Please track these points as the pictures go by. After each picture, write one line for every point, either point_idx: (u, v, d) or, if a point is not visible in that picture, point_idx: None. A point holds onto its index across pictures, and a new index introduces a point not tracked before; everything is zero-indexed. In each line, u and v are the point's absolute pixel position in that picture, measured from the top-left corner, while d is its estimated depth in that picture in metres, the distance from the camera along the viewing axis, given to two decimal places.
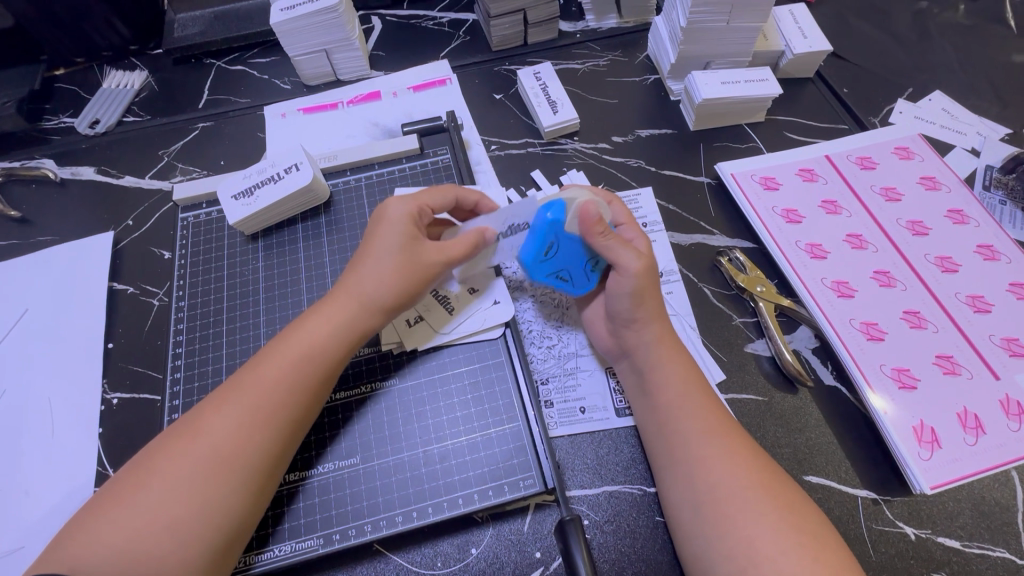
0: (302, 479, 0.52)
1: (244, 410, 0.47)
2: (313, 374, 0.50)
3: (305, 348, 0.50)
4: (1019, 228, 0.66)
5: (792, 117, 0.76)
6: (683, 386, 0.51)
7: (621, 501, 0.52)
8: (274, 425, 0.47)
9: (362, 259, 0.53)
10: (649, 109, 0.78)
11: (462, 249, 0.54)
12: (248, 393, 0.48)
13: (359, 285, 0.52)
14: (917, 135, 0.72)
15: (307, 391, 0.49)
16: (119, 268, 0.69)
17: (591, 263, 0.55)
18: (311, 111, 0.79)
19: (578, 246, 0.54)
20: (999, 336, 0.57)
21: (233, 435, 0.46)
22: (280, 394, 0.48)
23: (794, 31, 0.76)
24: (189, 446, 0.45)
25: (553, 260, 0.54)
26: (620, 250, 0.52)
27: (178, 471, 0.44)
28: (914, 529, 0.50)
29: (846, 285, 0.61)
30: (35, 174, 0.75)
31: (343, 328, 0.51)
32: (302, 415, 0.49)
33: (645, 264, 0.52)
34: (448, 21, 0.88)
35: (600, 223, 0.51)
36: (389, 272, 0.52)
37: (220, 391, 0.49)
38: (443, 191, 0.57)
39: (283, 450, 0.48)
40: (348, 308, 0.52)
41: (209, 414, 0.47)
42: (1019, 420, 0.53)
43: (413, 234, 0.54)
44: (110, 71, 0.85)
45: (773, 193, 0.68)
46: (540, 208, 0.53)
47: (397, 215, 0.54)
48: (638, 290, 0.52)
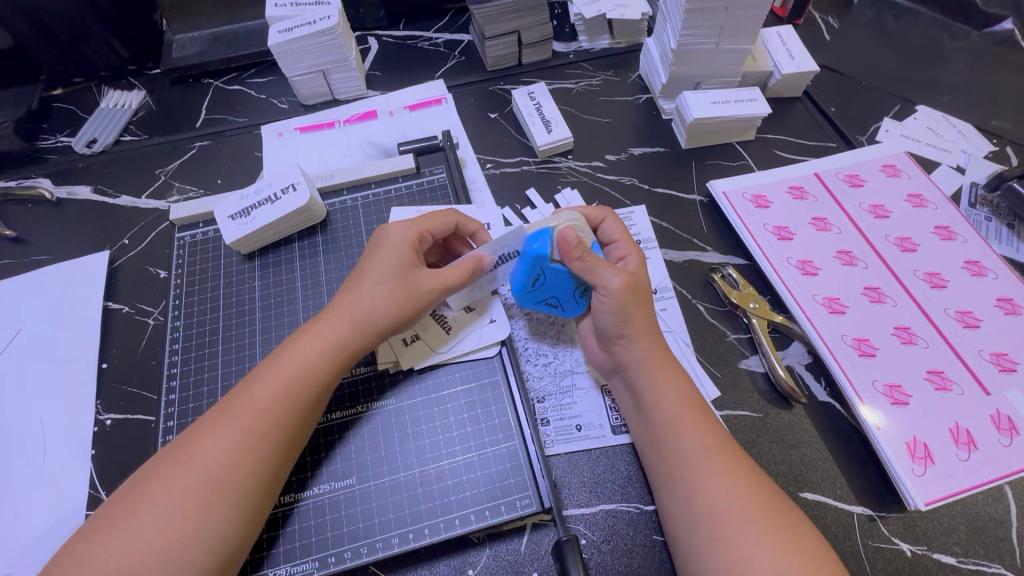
0: (297, 501, 0.51)
1: (237, 431, 0.47)
2: (308, 394, 0.50)
3: (300, 367, 0.50)
4: (1005, 245, 0.67)
5: (782, 136, 0.77)
6: (678, 403, 0.51)
7: (619, 520, 0.52)
8: (268, 446, 0.47)
9: (359, 280, 0.54)
10: (641, 128, 0.79)
11: (460, 271, 0.54)
12: (242, 414, 0.47)
13: (355, 305, 0.52)
14: (904, 153, 0.74)
15: (301, 410, 0.49)
16: (115, 287, 0.69)
17: (578, 289, 0.55)
18: (308, 131, 0.80)
19: (565, 274, 0.54)
20: (989, 351, 0.58)
21: (227, 458, 0.45)
22: (274, 414, 0.48)
23: (782, 52, 0.78)
24: (182, 470, 0.45)
25: (540, 288, 0.56)
26: (601, 270, 0.52)
27: (171, 495, 0.44)
28: (909, 546, 0.51)
29: (837, 301, 0.61)
30: (32, 193, 0.75)
31: (337, 347, 0.51)
32: (296, 434, 0.49)
33: (626, 281, 0.53)
34: (443, 42, 0.90)
35: (579, 246, 0.51)
36: (388, 293, 0.52)
37: (213, 413, 0.48)
38: (442, 215, 0.58)
39: (277, 471, 0.47)
40: (343, 328, 0.52)
41: (202, 436, 0.47)
42: (1010, 435, 0.54)
43: (411, 256, 0.54)
44: (108, 91, 0.86)
45: (764, 211, 0.69)
46: (528, 237, 0.53)
47: (398, 240, 0.55)
48: (621, 306, 0.52)
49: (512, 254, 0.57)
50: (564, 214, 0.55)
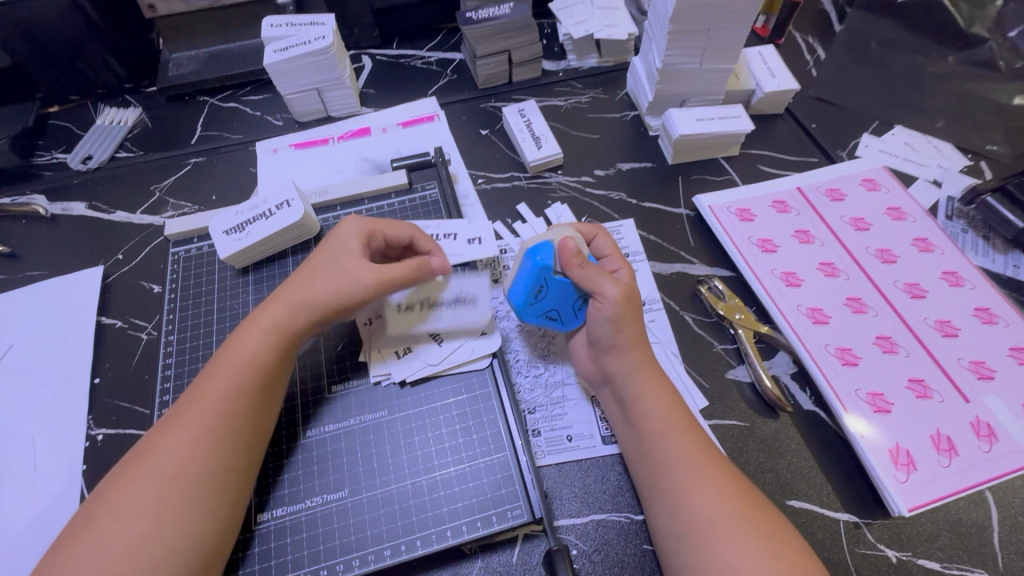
0: (290, 514, 0.52)
1: (189, 427, 0.48)
2: (255, 382, 0.51)
3: (245, 359, 0.51)
4: (981, 256, 0.69)
5: (765, 151, 0.80)
6: (665, 413, 0.52)
7: (609, 530, 0.52)
8: (221, 436, 0.48)
9: (299, 275, 0.55)
10: (629, 144, 0.81)
11: (407, 268, 0.55)
12: (192, 409, 0.49)
13: (298, 299, 0.54)
14: (882, 168, 0.76)
15: (250, 398, 0.50)
16: (108, 302, 0.70)
17: (579, 300, 0.57)
18: (302, 147, 0.81)
19: (566, 285, 0.56)
20: (968, 359, 0.60)
21: (181, 451, 0.46)
22: (223, 405, 0.49)
23: (763, 72, 0.81)
24: (140, 471, 0.46)
25: (541, 300, 0.57)
26: (598, 279, 0.54)
27: (130, 495, 0.45)
28: (895, 552, 0.51)
29: (820, 312, 0.63)
30: (26, 209, 0.76)
31: (281, 336, 0.53)
32: (249, 422, 0.50)
33: (624, 291, 0.54)
34: (436, 60, 0.92)
35: (578, 255, 0.54)
36: (330, 287, 0.54)
37: (168, 416, 0.50)
38: (400, 223, 0.59)
39: (235, 460, 0.48)
40: (287, 320, 0.54)
41: (156, 438, 0.48)
42: (990, 441, 0.55)
43: (357, 249, 0.56)
44: (104, 108, 0.87)
45: (749, 224, 0.70)
46: (530, 250, 0.56)
47: (341, 235, 0.56)
48: (617, 315, 0.54)
49: (468, 299, 0.60)
50: (558, 229, 0.58)
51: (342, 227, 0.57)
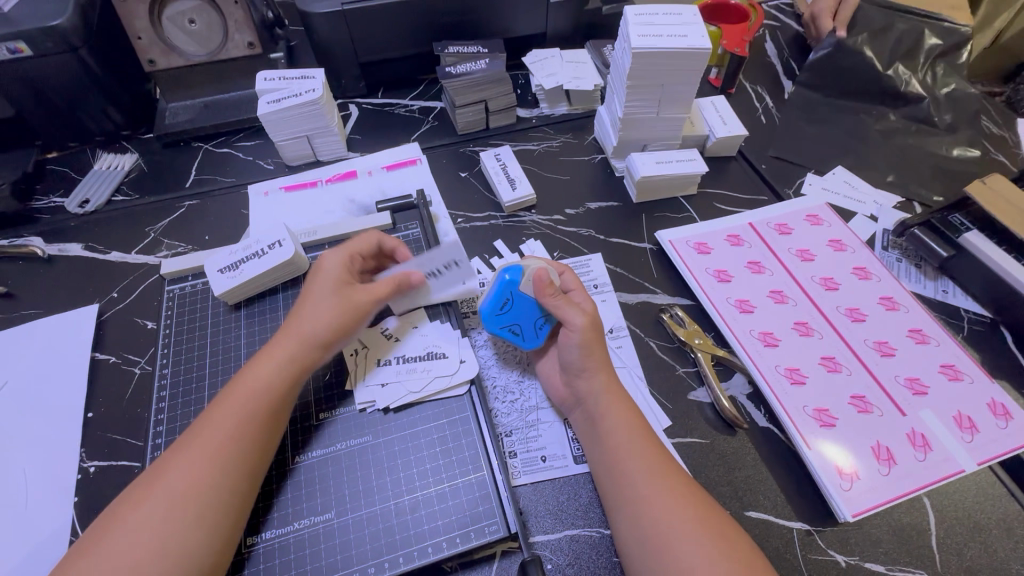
0: (279, 535, 0.54)
1: (198, 449, 0.51)
2: (261, 406, 0.55)
3: (252, 384, 0.56)
4: (914, 282, 0.77)
5: (721, 190, 0.87)
6: (629, 430, 0.57)
7: (581, 544, 0.56)
8: (227, 458, 0.52)
9: (303, 305, 0.60)
10: (597, 184, 0.88)
11: (387, 281, 0.62)
12: (202, 432, 0.53)
13: (300, 327, 0.59)
14: (825, 204, 0.84)
15: (256, 422, 0.54)
16: (102, 338, 0.73)
17: (541, 318, 0.63)
18: (292, 190, 0.87)
19: (531, 305, 0.63)
20: (904, 376, 0.66)
21: (190, 472, 0.50)
22: (230, 429, 0.53)
23: (716, 119, 0.89)
24: (152, 489, 0.50)
25: (507, 313, 0.63)
26: (565, 308, 0.60)
27: (142, 512, 0.48)
28: (844, 556, 0.56)
29: (771, 335, 0.69)
30: (24, 250, 0.79)
31: (285, 362, 0.57)
32: (253, 445, 0.53)
33: (589, 320, 0.61)
34: (418, 108, 0.99)
35: (550, 285, 0.61)
36: (328, 314, 0.59)
37: (180, 439, 0.54)
38: (368, 238, 0.67)
39: (238, 480, 0.51)
40: (290, 345, 0.58)
41: (168, 459, 0.52)
42: (925, 451, 0.61)
43: (344, 275, 0.62)
44: (102, 154, 0.92)
45: (706, 256, 0.77)
46: (503, 270, 0.64)
47: (332, 264, 0.63)
48: (585, 342, 0.59)
49: (437, 353, 0.65)
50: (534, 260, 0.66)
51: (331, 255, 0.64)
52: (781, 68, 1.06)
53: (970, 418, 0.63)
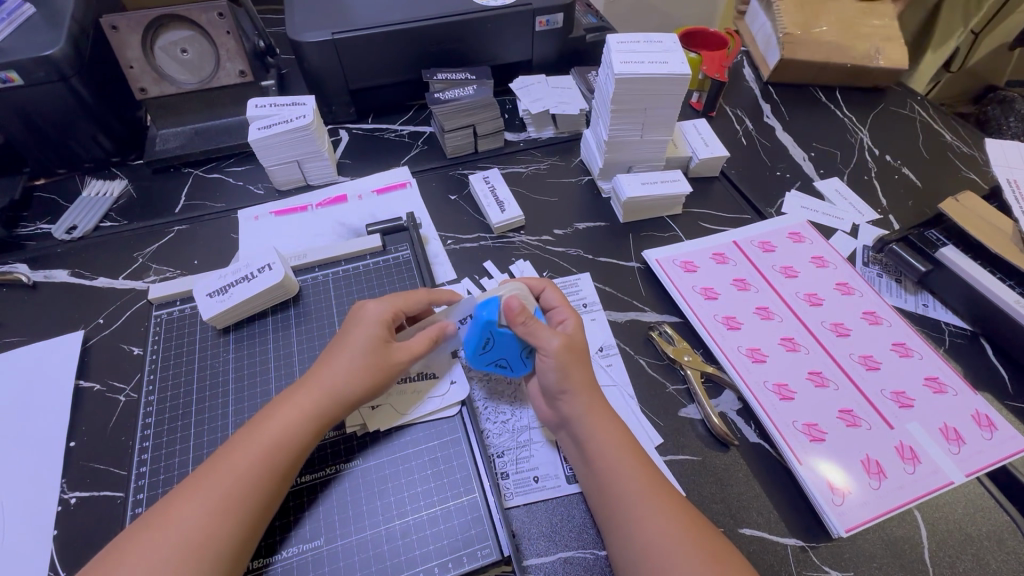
0: (266, 564, 0.53)
1: (215, 498, 0.50)
2: (283, 460, 0.54)
3: (277, 436, 0.54)
4: (895, 296, 0.78)
5: (705, 209, 0.89)
6: (618, 450, 0.57)
7: (575, 566, 0.55)
8: (242, 512, 0.50)
9: (336, 353, 0.59)
10: (584, 205, 0.90)
11: (425, 337, 0.62)
12: (219, 481, 0.51)
13: (332, 378, 0.57)
14: (805, 222, 0.86)
15: (276, 475, 0.53)
16: (87, 365, 0.72)
17: (524, 350, 0.62)
18: (282, 214, 0.87)
19: (512, 339, 0.62)
20: (890, 390, 0.67)
21: (202, 521, 0.49)
22: (249, 481, 0.51)
23: (698, 141, 0.92)
24: (158, 535, 0.48)
25: (490, 350, 0.63)
26: (539, 333, 0.60)
27: (147, 560, 0.46)
28: (838, 571, 0.56)
29: (758, 351, 0.70)
30: (9, 277, 0.78)
31: (312, 415, 0.56)
32: (268, 497, 0.52)
33: (564, 342, 0.60)
34: (407, 133, 1.01)
35: (522, 312, 0.60)
36: (361, 368, 0.58)
37: (190, 480, 0.52)
38: (417, 294, 0.65)
39: (248, 535, 0.50)
40: (318, 397, 0.57)
41: (179, 502, 0.50)
42: (914, 463, 0.61)
43: (385, 330, 0.61)
44: (91, 180, 0.92)
45: (692, 274, 0.78)
46: (478, 306, 0.63)
47: (375, 315, 0.61)
48: (561, 365, 0.60)
49: (428, 372, 0.65)
50: (508, 286, 0.65)
51: (373, 304, 0.63)
52: (759, 92, 1.10)
53: (957, 431, 0.64)
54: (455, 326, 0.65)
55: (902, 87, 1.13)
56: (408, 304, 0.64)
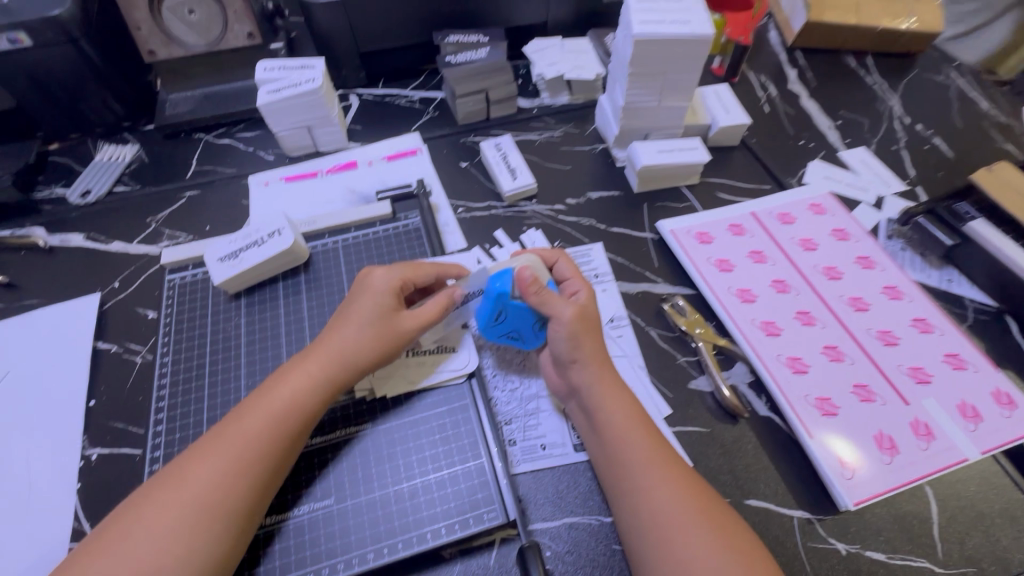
0: (281, 521, 0.54)
1: (229, 461, 0.51)
2: (295, 423, 0.54)
3: (288, 402, 0.55)
4: (918, 272, 0.76)
5: (723, 179, 0.87)
6: (628, 418, 0.57)
7: (580, 531, 0.56)
8: (255, 472, 0.51)
9: (344, 324, 0.59)
10: (598, 173, 0.88)
11: (435, 304, 0.62)
12: (232, 443, 0.52)
13: (342, 346, 0.58)
14: (827, 193, 0.83)
15: (288, 439, 0.54)
16: (104, 328, 0.73)
17: (537, 323, 0.62)
18: (292, 180, 0.87)
19: (526, 313, 0.61)
20: (907, 365, 0.65)
21: (218, 482, 0.50)
22: (262, 443, 0.52)
23: (718, 108, 0.88)
24: (174, 494, 0.49)
25: (502, 323, 0.62)
26: (554, 303, 0.60)
27: (165, 518, 0.48)
28: (845, 545, 0.56)
29: (773, 325, 0.69)
30: (26, 240, 0.79)
31: (323, 380, 0.57)
32: (281, 458, 0.53)
33: (578, 312, 0.60)
34: (418, 99, 0.99)
35: (535, 282, 0.59)
36: (371, 339, 0.58)
37: (202, 442, 0.53)
38: (425, 267, 0.65)
39: (263, 495, 0.52)
40: (329, 365, 0.57)
41: (193, 463, 0.51)
42: (928, 439, 0.60)
43: (391, 300, 0.60)
44: (103, 145, 0.92)
45: (707, 246, 0.77)
46: (491, 279, 0.61)
47: (381, 284, 0.61)
48: (573, 333, 0.59)
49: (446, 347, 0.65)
50: (522, 258, 0.63)
51: (380, 271, 0.62)
52: (785, 57, 1.05)
53: (975, 408, 0.63)
54: (464, 292, 0.64)
55: (939, 52, 1.07)
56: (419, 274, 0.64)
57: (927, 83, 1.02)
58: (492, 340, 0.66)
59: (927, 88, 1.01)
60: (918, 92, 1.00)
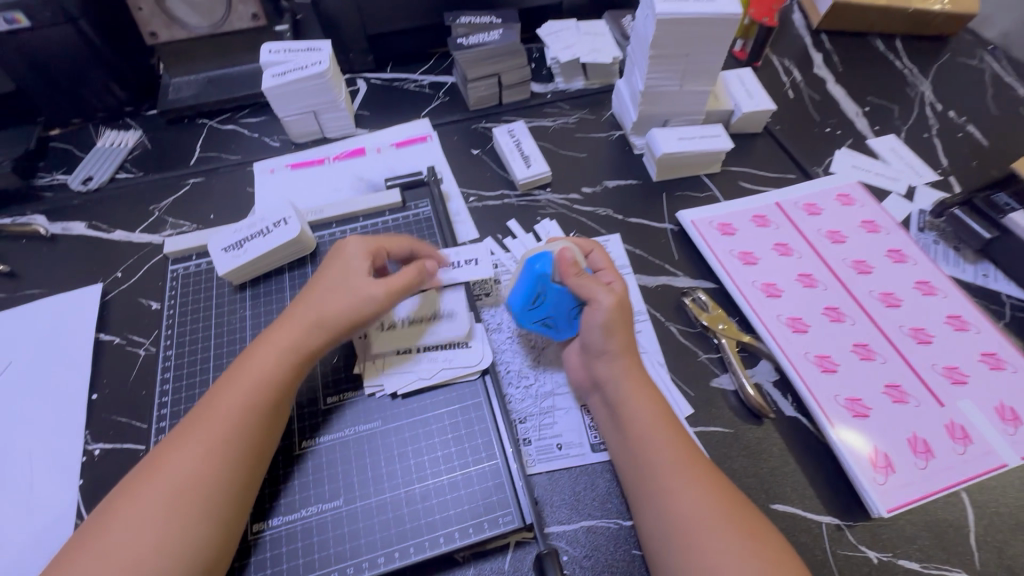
0: (259, 533, 0.52)
1: (206, 439, 0.49)
2: (268, 396, 0.53)
3: (262, 375, 0.53)
4: (952, 266, 0.72)
5: (746, 168, 0.83)
6: (649, 418, 0.54)
7: (599, 536, 0.53)
8: (234, 448, 0.50)
9: (315, 295, 0.58)
10: (614, 161, 0.84)
11: (405, 275, 0.59)
12: (207, 421, 0.50)
13: (314, 317, 0.56)
14: (856, 183, 0.80)
15: (264, 413, 0.52)
16: (106, 319, 0.71)
17: (574, 309, 0.61)
18: (299, 167, 0.84)
19: (565, 296, 0.60)
20: (942, 365, 0.62)
21: (195, 462, 0.48)
22: (235, 418, 0.51)
23: (742, 93, 0.85)
24: (153, 480, 0.48)
25: (540, 306, 0.62)
26: (593, 288, 0.57)
27: (145, 504, 0.46)
28: (876, 553, 0.53)
29: (800, 321, 0.66)
30: (27, 229, 0.77)
31: (297, 352, 0.55)
32: (261, 432, 0.52)
33: (617, 300, 0.58)
34: (428, 83, 0.95)
35: (574, 263, 0.59)
36: (342, 306, 0.56)
37: (180, 427, 0.52)
38: (395, 234, 0.63)
39: (244, 473, 0.50)
40: (303, 337, 0.55)
41: (171, 448, 0.50)
42: (964, 443, 0.57)
43: (362, 268, 0.59)
44: (104, 131, 0.89)
45: (730, 238, 0.73)
46: (530, 260, 0.62)
47: (351, 254, 0.59)
48: (610, 322, 0.57)
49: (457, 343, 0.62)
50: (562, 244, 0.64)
51: (349, 243, 0.61)
52: (810, 40, 1.01)
53: (1014, 410, 0.60)
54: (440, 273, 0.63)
55: (972, 35, 1.02)
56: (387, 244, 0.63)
57: (961, 67, 0.97)
58: (527, 328, 0.64)
59: (961, 73, 0.96)
60: (951, 77, 0.96)
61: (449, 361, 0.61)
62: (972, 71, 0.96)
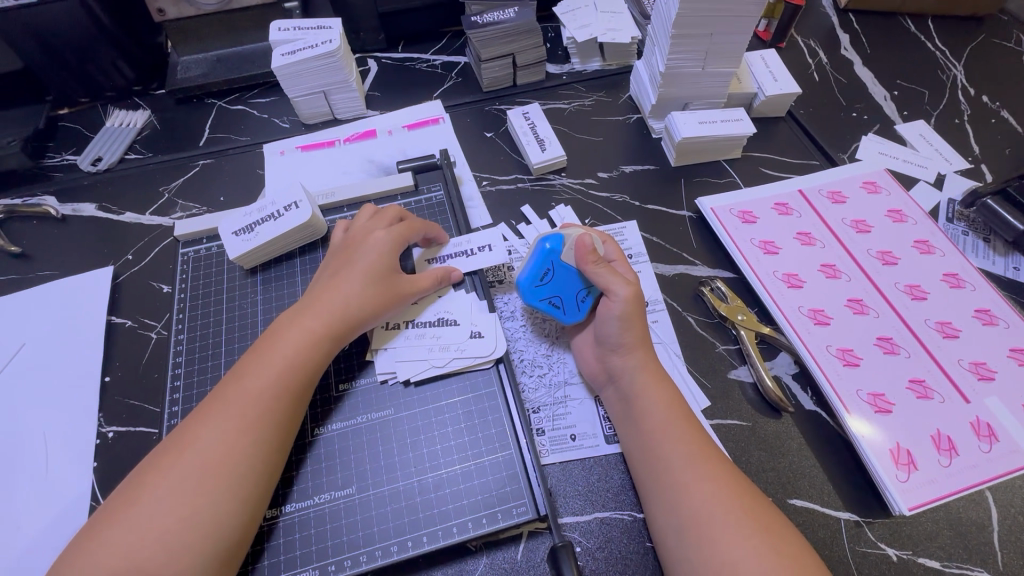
0: (276, 517, 0.52)
1: (232, 419, 0.49)
2: (295, 380, 0.52)
3: (290, 358, 0.53)
4: (982, 258, 0.70)
5: (768, 153, 0.80)
6: (666, 411, 0.53)
7: (612, 528, 0.53)
8: (260, 429, 0.50)
9: (341, 279, 0.57)
10: (632, 146, 0.82)
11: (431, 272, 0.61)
12: (234, 401, 0.50)
13: (342, 302, 0.56)
14: (883, 170, 0.77)
15: (291, 395, 0.52)
16: (118, 302, 0.71)
17: (583, 292, 0.59)
18: (309, 149, 0.82)
19: (574, 277, 0.59)
20: (968, 360, 0.60)
21: (222, 440, 0.48)
22: (263, 400, 0.50)
23: (765, 75, 0.81)
24: (179, 458, 0.47)
25: (548, 284, 0.59)
26: (610, 278, 0.56)
27: (172, 480, 0.46)
28: (896, 550, 0.52)
29: (822, 313, 0.64)
30: (37, 210, 0.77)
31: (324, 335, 0.55)
32: (287, 413, 0.51)
33: (635, 292, 0.56)
34: (440, 63, 0.93)
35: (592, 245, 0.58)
36: (370, 294, 0.57)
37: (205, 405, 0.51)
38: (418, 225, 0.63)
39: (271, 454, 0.50)
40: (330, 321, 0.55)
41: (196, 426, 0.49)
42: (990, 441, 0.56)
43: (389, 256, 0.59)
44: (113, 110, 0.88)
45: (751, 226, 0.71)
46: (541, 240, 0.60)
47: (377, 241, 0.60)
48: (626, 314, 0.56)
49: (471, 331, 0.61)
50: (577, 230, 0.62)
51: (379, 232, 0.61)
52: (837, 19, 0.97)
53: None
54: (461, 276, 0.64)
55: (1007, 15, 0.97)
56: (413, 234, 0.62)
57: (995, 49, 0.93)
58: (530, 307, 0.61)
59: (995, 56, 0.92)
60: (985, 59, 0.91)
61: (462, 350, 0.60)
62: (1007, 53, 0.92)
